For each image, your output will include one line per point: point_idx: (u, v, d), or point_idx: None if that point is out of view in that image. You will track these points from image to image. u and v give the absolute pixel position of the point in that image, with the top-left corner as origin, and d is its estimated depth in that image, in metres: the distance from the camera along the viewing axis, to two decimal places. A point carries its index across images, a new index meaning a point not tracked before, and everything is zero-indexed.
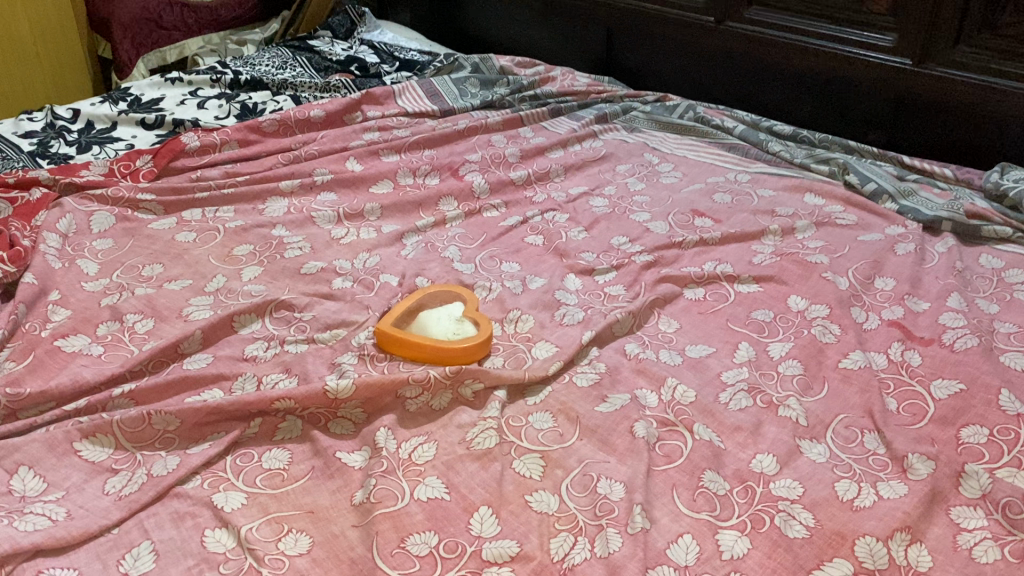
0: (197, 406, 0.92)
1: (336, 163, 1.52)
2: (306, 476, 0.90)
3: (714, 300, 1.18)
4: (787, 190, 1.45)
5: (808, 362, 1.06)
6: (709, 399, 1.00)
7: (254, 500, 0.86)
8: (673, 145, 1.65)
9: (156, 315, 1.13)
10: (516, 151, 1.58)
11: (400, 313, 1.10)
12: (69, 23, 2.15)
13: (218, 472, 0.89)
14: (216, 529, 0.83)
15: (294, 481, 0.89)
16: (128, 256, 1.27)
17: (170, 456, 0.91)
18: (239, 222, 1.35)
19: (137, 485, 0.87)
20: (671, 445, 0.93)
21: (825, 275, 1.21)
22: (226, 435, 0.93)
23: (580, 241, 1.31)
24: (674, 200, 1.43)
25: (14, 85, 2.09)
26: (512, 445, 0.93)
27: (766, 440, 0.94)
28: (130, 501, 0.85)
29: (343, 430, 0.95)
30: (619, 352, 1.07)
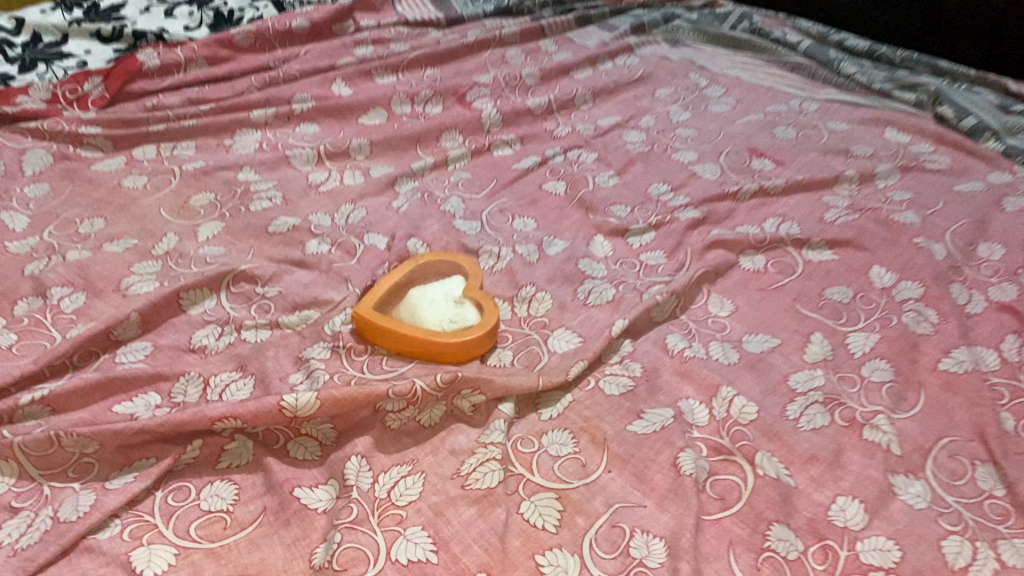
0: (119, 426, 0.72)
1: (319, 86, 1.27)
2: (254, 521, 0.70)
3: (777, 273, 0.95)
4: (864, 123, 1.19)
5: (899, 362, 0.83)
6: (774, 416, 0.78)
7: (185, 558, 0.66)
8: (725, 63, 1.38)
9: (88, 288, 0.92)
10: (535, 72, 1.33)
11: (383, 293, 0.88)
12: None
13: (142, 517, 0.70)
14: None
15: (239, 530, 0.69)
16: (64, 207, 1.05)
17: (86, 491, 0.71)
18: (199, 163, 1.12)
19: (38, 532, 0.68)
20: (726, 484, 0.72)
21: (917, 241, 0.97)
22: (156, 464, 0.73)
23: (611, 189, 1.08)
24: (725, 135, 1.18)
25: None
26: (520, 481, 0.72)
27: (849, 477, 0.73)
28: (25, 559, 0.65)
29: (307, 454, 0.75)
30: (659, 346, 0.85)
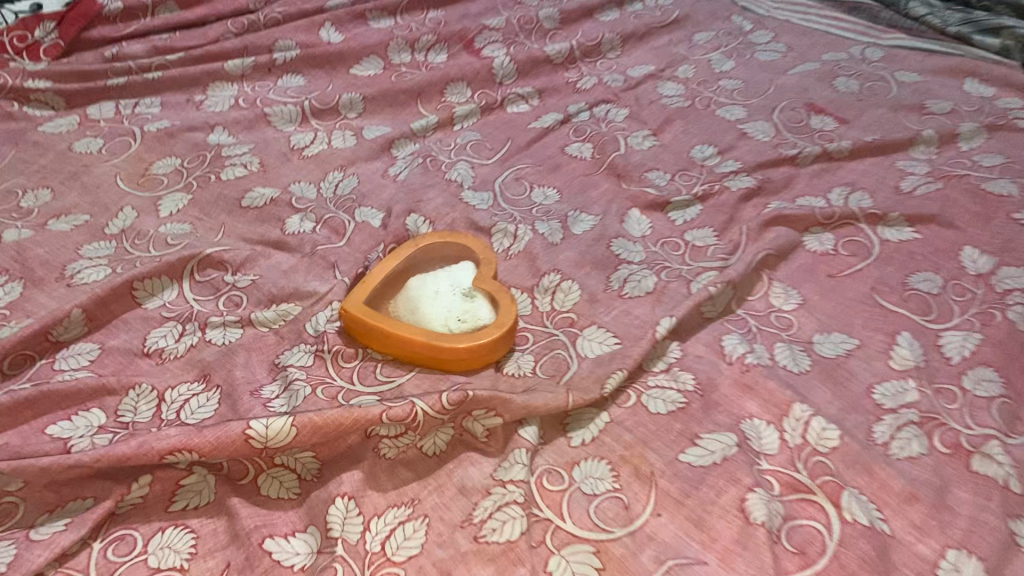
0: (48, 463, 0.56)
1: (306, 30, 1.10)
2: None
3: (848, 255, 0.80)
4: (939, 74, 1.02)
5: (1008, 370, 0.68)
6: (859, 441, 0.63)
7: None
8: (772, 5, 1.20)
9: (25, 275, 0.77)
10: (554, 13, 1.15)
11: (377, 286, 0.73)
12: None
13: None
14: None
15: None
16: (3, 175, 0.89)
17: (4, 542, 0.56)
18: (164, 123, 0.96)
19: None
20: (807, 531, 0.57)
21: (1016, 216, 0.81)
22: (93, 508, 0.58)
23: (646, 153, 0.92)
24: (777, 87, 1.02)
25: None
26: (549, 529, 0.58)
27: (960, 522, 0.58)
28: None
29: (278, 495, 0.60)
30: (712, 351, 0.70)
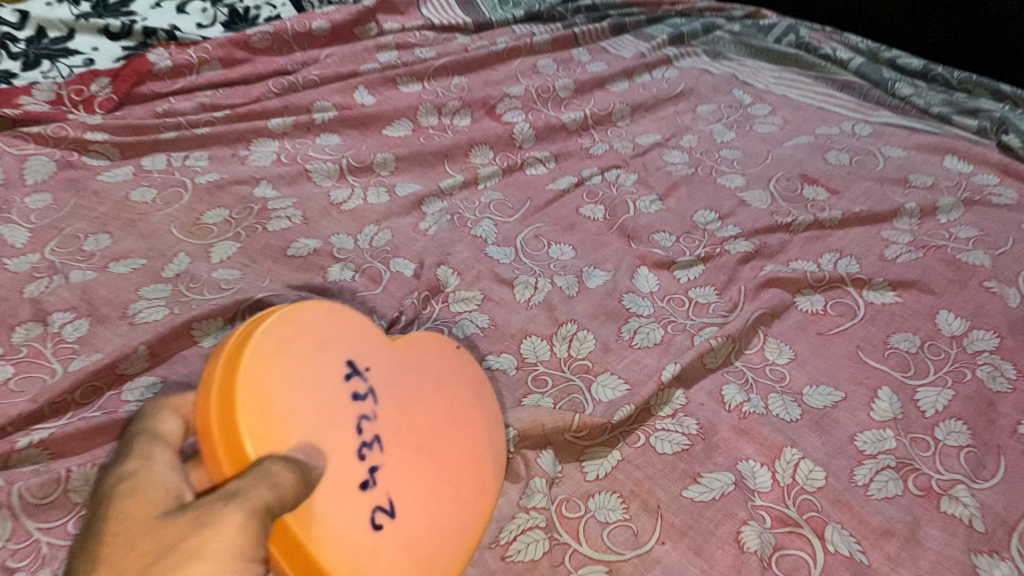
0: None
1: (341, 94, 1.20)
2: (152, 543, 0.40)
3: (838, 315, 0.88)
4: (922, 150, 1.11)
5: (977, 423, 0.76)
6: (844, 483, 0.71)
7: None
8: (770, 79, 1.28)
9: (93, 315, 0.85)
10: (570, 83, 1.24)
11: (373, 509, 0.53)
12: None
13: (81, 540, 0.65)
14: None
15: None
16: (66, 221, 0.97)
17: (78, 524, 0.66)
18: (213, 175, 1.04)
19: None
20: (794, 560, 0.65)
21: (987, 285, 0.90)
22: None
23: (653, 215, 1.01)
24: (774, 158, 1.11)
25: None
26: (566, 550, 0.65)
27: (928, 556, 0.66)
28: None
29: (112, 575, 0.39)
30: (714, 399, 0.78)
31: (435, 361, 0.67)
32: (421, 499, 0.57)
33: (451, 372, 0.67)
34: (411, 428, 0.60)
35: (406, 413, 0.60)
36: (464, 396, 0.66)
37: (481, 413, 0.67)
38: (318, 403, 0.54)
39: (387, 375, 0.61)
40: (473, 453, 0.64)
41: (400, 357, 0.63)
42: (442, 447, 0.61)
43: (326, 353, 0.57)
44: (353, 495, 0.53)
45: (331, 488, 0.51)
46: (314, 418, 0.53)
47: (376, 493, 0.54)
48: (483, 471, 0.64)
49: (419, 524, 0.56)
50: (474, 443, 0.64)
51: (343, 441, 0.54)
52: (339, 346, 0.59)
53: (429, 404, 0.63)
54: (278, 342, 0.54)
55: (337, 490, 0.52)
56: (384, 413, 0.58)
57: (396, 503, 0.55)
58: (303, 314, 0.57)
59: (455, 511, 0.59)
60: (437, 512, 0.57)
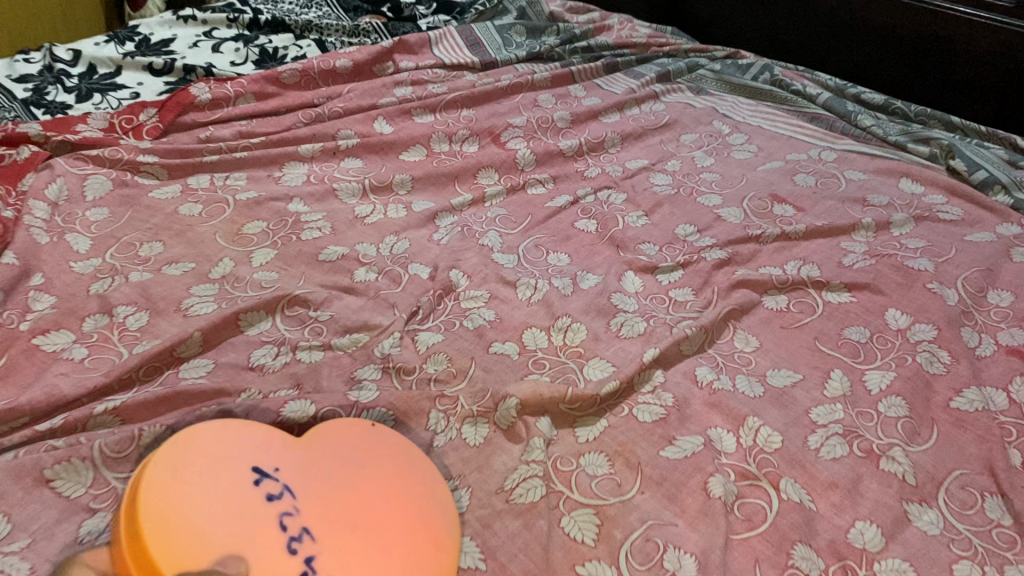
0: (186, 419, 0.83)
1: (363, 123, 1.34)
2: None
3: (799, 312, 1.01)
4: (880, 174, 1.25)
5: (914, 399, 0.89)
6: (797, 446, 0.83)
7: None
8: (746, 112, 1.43)
9: (151, 308, 0.98)
10: (567, 115, 1.38)
11: None
12: None
13: None
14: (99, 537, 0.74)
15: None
16: (123, 231, 1.11)
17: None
18: (251, 193, 1.18)
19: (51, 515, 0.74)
20: (753, 506, 0.77)
21: (930, 286, 1.03)
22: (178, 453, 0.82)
23: (640, 228, 1.15)
24: (748, 181, 1.25)
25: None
26: (560, 497, 0.77)
27: (866, 504, 0.78)
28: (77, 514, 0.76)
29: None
30: (688, 378, 0.90)
31: (365, 444, 0.73)
32: (362, 566, 0.63)
33: (375, 449, 0.73)
34: (337, 514, 0.66)
35: (332, 503, 0.67)
36: (386, 471, 0.71)
37: (410, 490, 0.70)
38: (223, 528, 0.60)
39: (299, 475, 0.67)
40: (393, 550, 0.65)
41: (314, 454, 0.70)
42: (356, 555, 0.63)
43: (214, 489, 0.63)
44: None
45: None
46: (223, 542, 0.59)
47: None
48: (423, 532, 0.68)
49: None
50: (409, 517, 0.68)
51: (269, 543, 0.61)
52: (245, 459, 0.67)
53: (348, 493, 0.68)
54: (185, 476, 0.63)
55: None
56: (306, 509, 0.65)
57: None
58: (195, 441, 0.66)
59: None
60: None
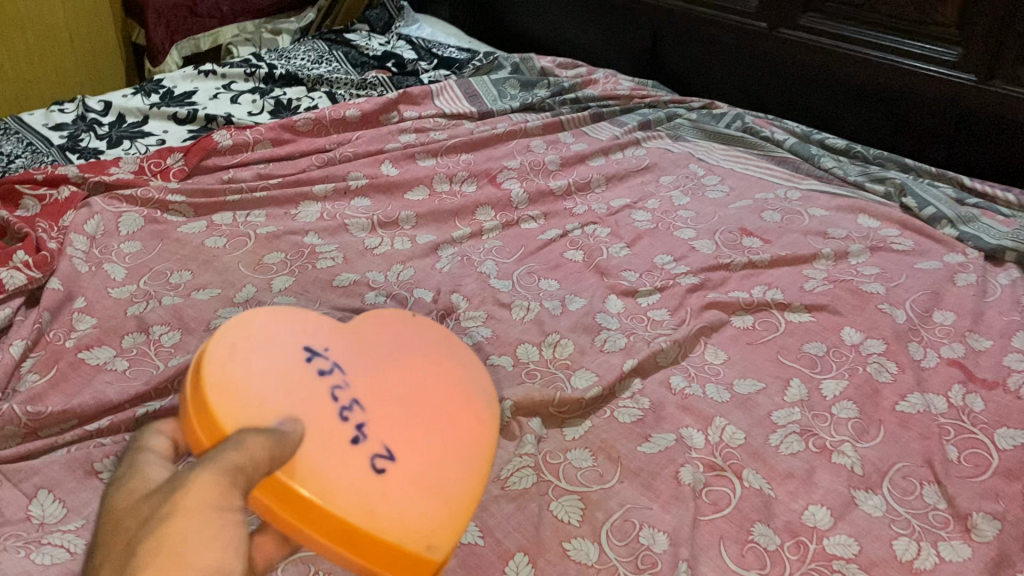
0: None
1: (371, 166, 1.47)
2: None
3: (764, 330, 1.12)
4: (840, 210, 1.38)
5: (864, 403, 1.00)
6: (758, 442, 0.94)
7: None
8: (720, 156, 1.56)
9: (183, 327, 1.09)
10: (556, 159, 1.52)
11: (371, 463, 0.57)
12: (99, 38, 2.25)
13: None
14: None
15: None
16: (155, 262, 1.23)
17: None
18: (270, 228, 1.31)
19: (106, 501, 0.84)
20: (718, 492, 0.88)
21: (881, 307, 1.15)
22: None
23: (622, 258, 1.27)
24: (721, 217, 1.37)
25: (18, 70, 2.10)
26: (549, 486, 0.88)
27: (819, 490, 0.89)
28: None
29: (113, 507, 0.45)
30: (664, 386, 1.01)
31: (411, 329, 0.70)
32: (418, 439, 0.60)
33: (421, 335, 0.70)
34: (390, 386, 0.63)
35: (384, 376, 0.64)
36: (433, 356, 0.68)
37: (464, 367, 0.69)
38: (284, 392, 0.57)
39: (349, 352, 0.64)
40: (452, 416, 0.63)
41: (361, 334, 0.67)
42: (415, 421, 0.61)
43: (273, 357, 0.60)
44: (346, 452, 0.57)
45: (324, 448, 0.56)
46: (286, 401, 0.57)
47: (369, 444, 0.58)
48: (471, 409, 0.65)
49: (422, 463, 0.59)
50: (458, 397, 0.65)
51: (325, 409, 0.58)
52: (293, 337, 0.63)
53: (406, 367, 0.65)
54: (223, 360, 0.57)
55: (329, 448, 0.56)
56: (358, 379, 0.62)
57: (401, 452, 0.59)
58: (243, 328, 0.61)
59: (462, 443, 0.62)
60: (436, 456, 0.60)
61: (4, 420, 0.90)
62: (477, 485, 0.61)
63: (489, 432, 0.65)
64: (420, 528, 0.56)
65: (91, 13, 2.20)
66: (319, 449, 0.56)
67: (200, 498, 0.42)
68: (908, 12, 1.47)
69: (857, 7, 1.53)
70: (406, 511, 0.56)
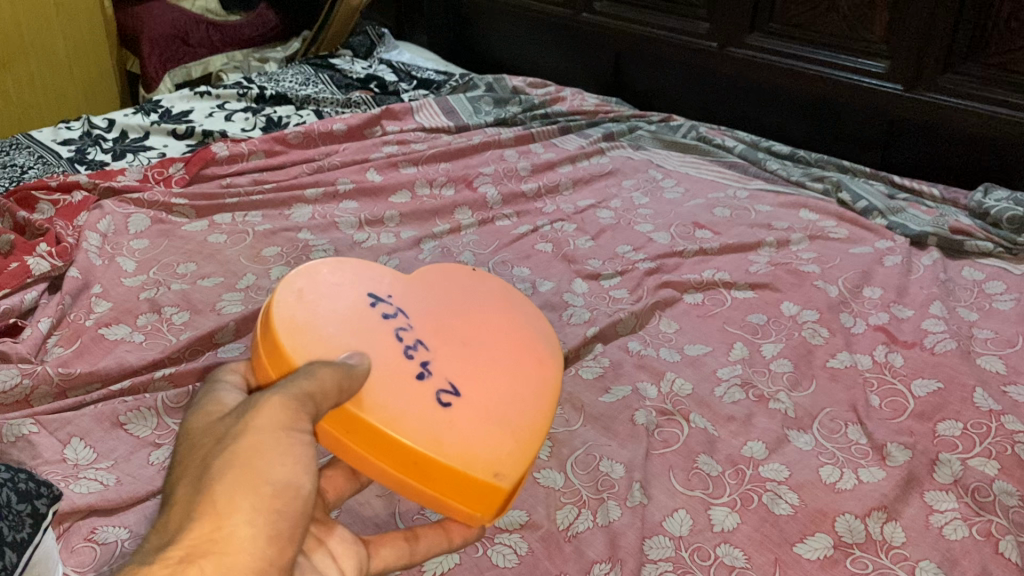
0: None
1: (357, 173, 1.61)
2: (154, 550, 0.47)
3: (712, 305, 1.26)
4: (784, 207, 1.53)
5: (798, 360, 1.13)
6: (705, 393, 1.07)
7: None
8: (676, 162, 1.71)
9: (191, 308, 1.21)
10: (528, 166, 1.66)
11: (435, 396, 0.67)
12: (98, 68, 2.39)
13: None
14: (165, 454, 0.95)
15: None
16: (163, 255, 1.34)
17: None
18: (266, 226, 1.43)
19: (131, 449, 0.95)
20: (669, 432, 1.01)
21: (816, 284, 1.29)
22: None
23: (587, 248, 1.41)
24: (677, 213, 1.52)
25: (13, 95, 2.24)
26: None
27: (756, 429, 1.02)
28: (147, 443, 0.97)
29: (191, 430, 0.55)
30: (622, 351, 1.15)
31: (470, 287, 0.81)
32: (477, 378, 0.71)
33: (480, 292, 0.81)
34: (453, 334, 0.74)
35: (445, 326, 0.75)
36: (492, 310, 0.79)
37: (521, 318, 0.79)
38: (351, 335, 0.68)
39: (408, 303, 0.75)
40: (510, 359, 0.74)
41: (423, 288, 0.78)
42: (475, 364, 0.72)
43: (336, 302, 0.71)
44: (413, 386, 0.67)
45: (391, 384, 0.67)
46: (352, 341, 0.68)
47: (433, 380, 0.69)
48: (529, 354, 0.75)
49: (480, 395, 0.69)
50: (517, 346, 0.75)
51: (390, 353, 0.69)
52: (359, 288, 0.74)
53: (466, 320, 0.76)
54: (291, 304, 0.69)
55: (394, 382, 0.67)
56: (420, 327, 0.73)
57: (463, 387, 0.69)
58: (310, 277, 0.72)
59: (521, 382, 0.72)
60: (494, 390, 0.70)
61: (39, 380, 1.02)
62: (539, 416, 0.71)
63: (544, 375, 0.74)
64: (482, 454, 0.65)
65: (91, 43, 2.35)
66: (386, 385, 0.66)
67: (271, 419, 0.53)
68: (842, 30, 1.64)
69: (797, 27, 1.70)
70: (468, 439, 0.66)
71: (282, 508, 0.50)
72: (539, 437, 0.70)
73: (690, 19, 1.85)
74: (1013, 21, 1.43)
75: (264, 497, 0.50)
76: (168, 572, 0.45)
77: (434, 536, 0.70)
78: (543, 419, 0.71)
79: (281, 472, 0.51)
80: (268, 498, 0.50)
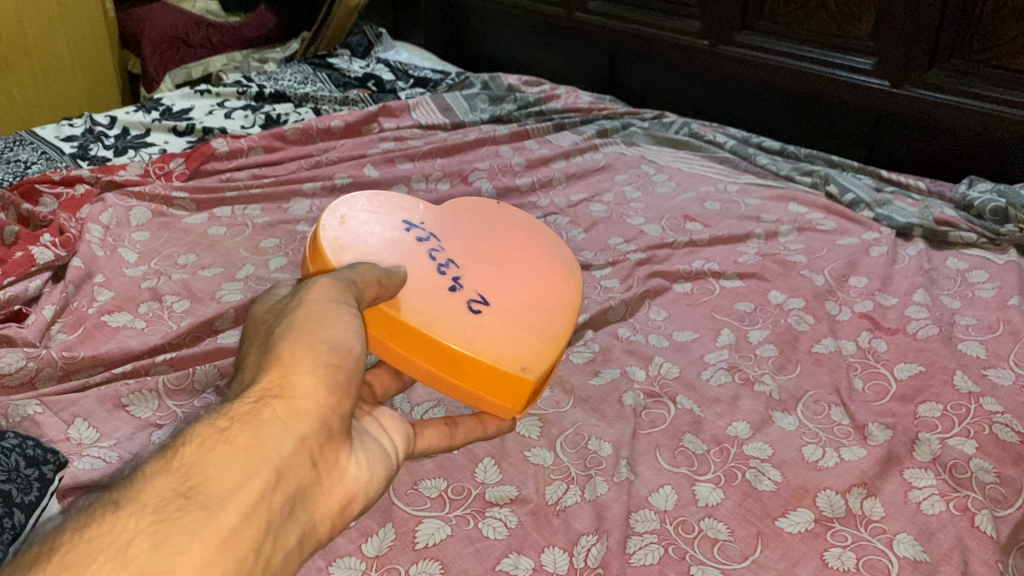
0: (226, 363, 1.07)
1: (355, 168, 1.63)
2: (230, 399, 0.52)
3: (700, 293, 1.29)
4: (773, 200, 1.56)
5: (783, 346, 1.16)
6: (691, 375, 1.10)
7: (182, 475, 0.44)
8: (668, 158, 1.74)
9: (192, 297, 1.24)
10: (522, 162, 1.69)
11: (467, 305, 0.76)
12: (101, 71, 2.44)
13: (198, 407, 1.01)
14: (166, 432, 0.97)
15: (146, 531, 0.40)
16: (164, 247, 1.37)
17: (199, 402, 1.03)
18: (265, 219, 1.46)
19: (131, 428, 0.98)
20: (656, 413, 1.03)
21: (803, 273, 1.32)
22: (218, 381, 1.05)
23: (580, 240, 1.44)
24: (668, 207, 1.55)
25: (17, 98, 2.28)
26: None
27: (741, 411, 1.04)
28: (147, 423, 0.99)
29: (255, 316, 0.62)
30: (611, 336, 1.18)
31: (496, 223, 0.91)
32: (503, 292, 0.80)
33: (502, 225, 0.91)
34: (480, 258, 0.84)
35: (475, 251, 0.84)
36: (514, 239, 0.89)
37: (538, 247, 0.89)
38: (390, 252, 0.77)
39: (441, 229, 0.85)
40: (531, 281, 0.83)
41: (454, 219, 0.88)
42: (500, 283, 0.81)
43: (374, 227, 0.79)
44: (446, 297, 0.76)
45: (427, 293, 0.75)
46: (391, 257, 0.77)
47: (465, 293, 0.77)
48: (551, 277, 0.85)
49: (506, 307, 0.78)
50: (537, 270, 0.85)
51: (426, 268, 0.78)
52: (395, 216, 0.83)
53: (490, 246, 0.86)
54: (336, 225, 0.77)
55: (431, 292, 0.75)
56: (451, 250, 0.83)
57: (491, 299, 0.78)
58: (350, 204, 0.81)
59: (542, 299, 0.82)
60: (519, 303, 0.80)
61: (43, 363, 1.05)
62: (558, 325, 0.80)
63: (565, 296, 0.84)
64: (510, 352, 0.74)
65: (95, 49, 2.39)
66: (424, 291, 0.75)
67: (320, 296, 0.61)
68: (830, 28, 1.67)
69: (787, 25, 1.73)
70: (497, 340, 0.74)
71: (340, 363, 0.56)
72: (559, 342, 0.79)
73: (683, 17, 1.88)
74: (996, 18, 1.45)
75: (323, 353, 0.56)
76: (246, 412, 0.50)
77: (469, 423, 0.77)
78: (566, 325, 0.81)
79: (332, 336, 0.58)
80: (325, 353, 0.56)
